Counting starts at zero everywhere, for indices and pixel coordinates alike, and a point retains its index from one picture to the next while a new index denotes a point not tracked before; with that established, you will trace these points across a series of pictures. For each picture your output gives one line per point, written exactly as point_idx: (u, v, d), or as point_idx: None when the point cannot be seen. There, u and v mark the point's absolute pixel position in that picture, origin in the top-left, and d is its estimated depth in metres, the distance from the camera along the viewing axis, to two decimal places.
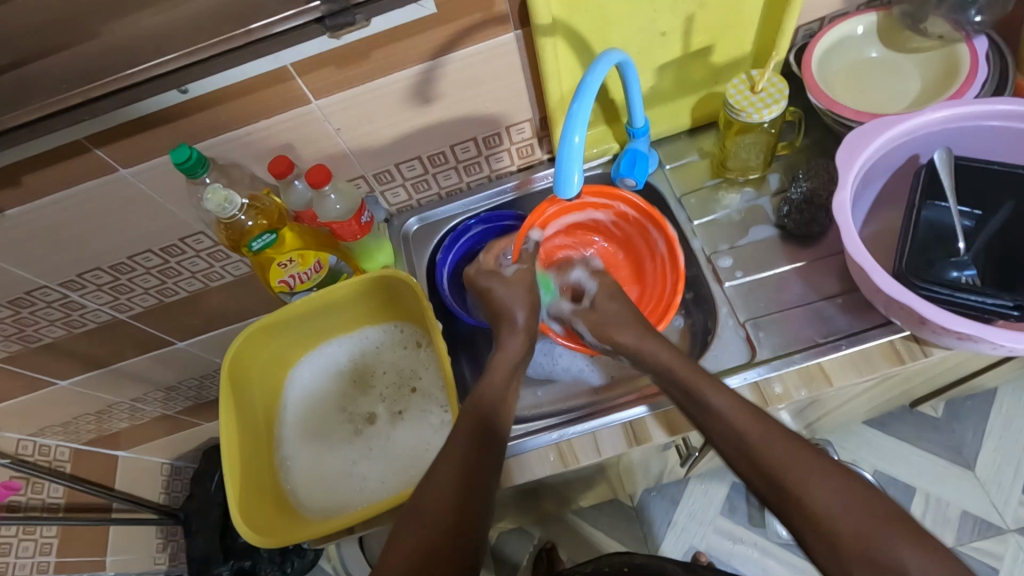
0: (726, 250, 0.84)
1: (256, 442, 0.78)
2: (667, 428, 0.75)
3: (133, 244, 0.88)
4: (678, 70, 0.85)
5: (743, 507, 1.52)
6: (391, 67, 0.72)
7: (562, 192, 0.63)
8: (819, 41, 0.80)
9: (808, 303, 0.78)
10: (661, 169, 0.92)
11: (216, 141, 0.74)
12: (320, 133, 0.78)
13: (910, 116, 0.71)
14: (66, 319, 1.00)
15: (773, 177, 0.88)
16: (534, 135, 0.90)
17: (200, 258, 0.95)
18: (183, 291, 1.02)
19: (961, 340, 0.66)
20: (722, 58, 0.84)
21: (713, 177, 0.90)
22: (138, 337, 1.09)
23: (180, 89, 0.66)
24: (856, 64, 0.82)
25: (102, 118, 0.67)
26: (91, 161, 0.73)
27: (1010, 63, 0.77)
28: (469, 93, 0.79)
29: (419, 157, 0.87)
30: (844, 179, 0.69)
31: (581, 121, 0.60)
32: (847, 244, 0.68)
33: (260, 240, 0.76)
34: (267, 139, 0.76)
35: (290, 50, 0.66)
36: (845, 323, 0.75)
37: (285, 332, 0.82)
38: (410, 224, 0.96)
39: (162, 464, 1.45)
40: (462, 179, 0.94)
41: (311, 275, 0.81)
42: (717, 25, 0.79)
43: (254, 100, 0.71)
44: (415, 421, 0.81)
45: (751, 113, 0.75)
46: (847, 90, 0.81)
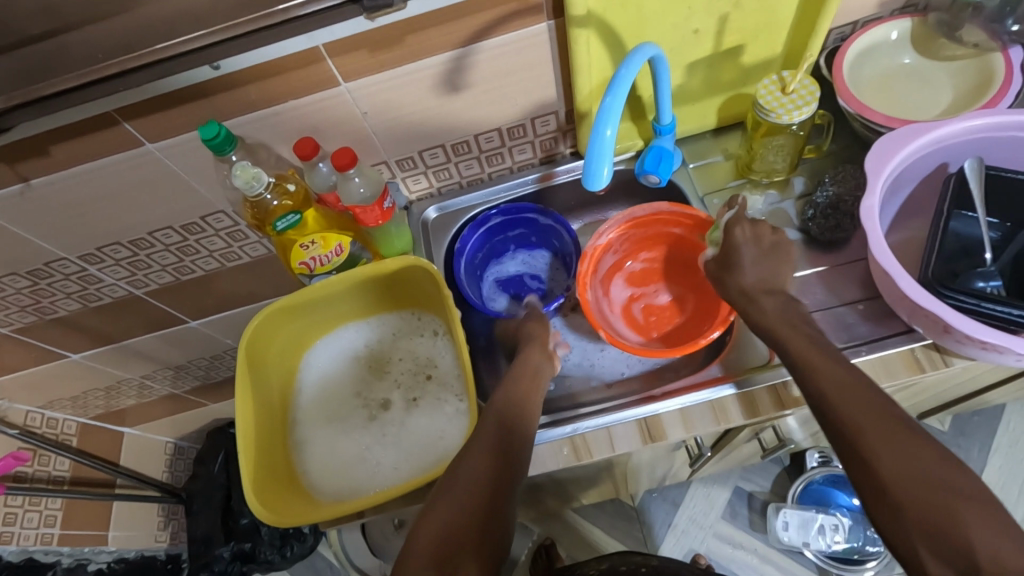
0: None
1: (271, 422, 0.78)
2: (682, 427, 0.74)
3: (154, 220, 0.88)
4: (708, 68, 0.84)
5: (744, 512, 1.52)
6: (422, 53, 0.72)
7: (589, 185, 0.63)
8: (852, 44, 0.79)
9: (829, 308, 0.78)
10: (685, 168, 0.92)
11: (245, 119, 0.74)
12: (346, 117, 0.78)
13: (941, 125, 0.71)
14: (82, 293, 1.00)
15: (797, 181, 0.87)
16: (559, 128, 0.90)
17: (219, 237, 0.95)
18: (199, 270, 1.02)
19: (984, 351, 0.65)
20: (752, 59, 0.84)
21: (737, 178, 0.90)
22: (153, 314, 1.10)
23: (211, 65, 0.66)
24: (887, 70, 0.82)
25: (135, 91, 0.67)
26: (118, 135, 0.73)
27: None
28: (499, 83, 0.79)
29: (442, 145, 0.87)
30: (873, 184, 0.69)
31: (614, 115, 0.60)
32: (873, 249, 0.68)
33: (285, 220, 0.76)
34: (294, 120, 0.76)
35: (323, 31, 0.66)
36: (865, 330, 0.75)
37: (303, 315, 0.83)
38: (430, 212, 0.96)
39: (166, 443, 1.46)
40: (484, 170, 0.94)
41: (330, 258, 0.80)
42: (750, 25, 0.79)
43: (284, 80, 0.71)
44: (430, 410, 0.81)
45: (781, 114, 0.75)
46: (878, 96, 0.80)
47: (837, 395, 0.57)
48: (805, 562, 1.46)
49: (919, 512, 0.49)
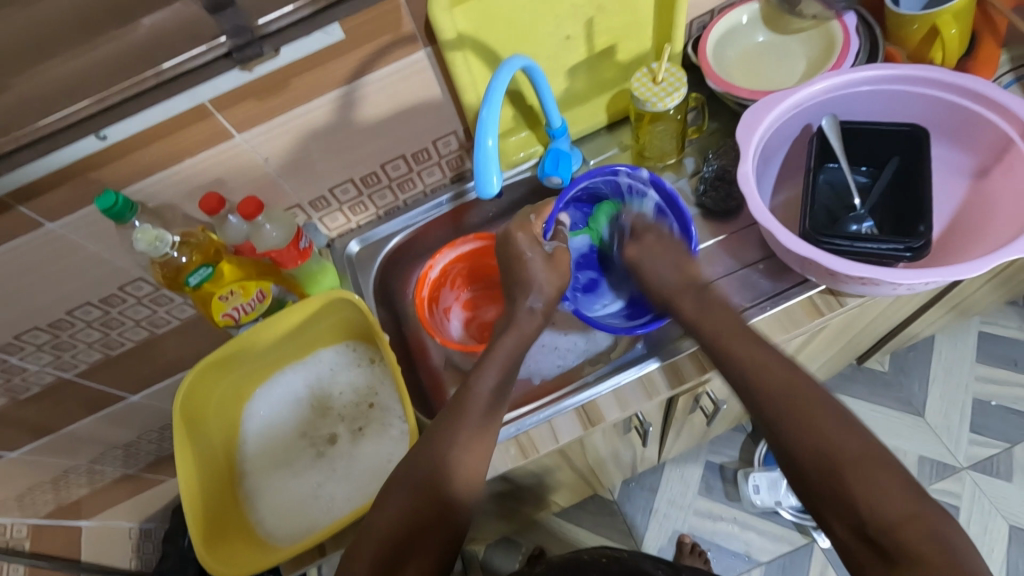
0: None
1: (216, 478, 0.77)
2: (617, 406, 0.78)
3: (71, 298, 0.87)
4: (588, 71, 0.90)
5: (718, 485, 1.57)
6: (311, 95, 0.74)
7: (483, 194, 0.65)
8: (711, 31, 0.86)
9: (734, 272, 0.83)
10: (586, 166, 0.97)
11: (144, 183, 0.75)
12: (248, 166, 0.79)
13: (796, 90, 0.77)
14: (8, 385, 0.97)
15: (688, 161, 0.93)
16: (461, 146, 0.93)
17: (143, 305, 0.94)
18: (129, 341, 1.00)
19: (865, 286, 0.71)
20: (626, 56, 0.90)
21: (634, 167, 0.95)
22: (88, 395, 1.07)
23: (98, 135, 0.67)
24: (746, 50, 0.89)
25: (23, 171, 0.67)
26: (15, 219, 0.72)
27: (879, 32, 0.83)
28: (392, 112, 0.82)
29: (351, 179, 0.89)
30: (745, 152, 0.75)
31: (492, 125, 0.64)
32: (755, 212, 0.73)
33: (196, 274, 0.77)
34: (196, 177, 0.77)
35: (206, 87, 0.67)
36: (768, 286, 0.80)
37: (235, 366, 0.82)
38: (352, 246, 0.98)
39: (129, 527, 1.39)
40: (398, 197, 0.97)
41: (254, 305, 0.82)
42: (616, 26, 0.85)
43: (176, 140, 0.72)
44: (377, 437, 0.81)
45: (655, 102, 0.80)
46: (742, 74, 0.88)
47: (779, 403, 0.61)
48: (783, 522, 1.51)
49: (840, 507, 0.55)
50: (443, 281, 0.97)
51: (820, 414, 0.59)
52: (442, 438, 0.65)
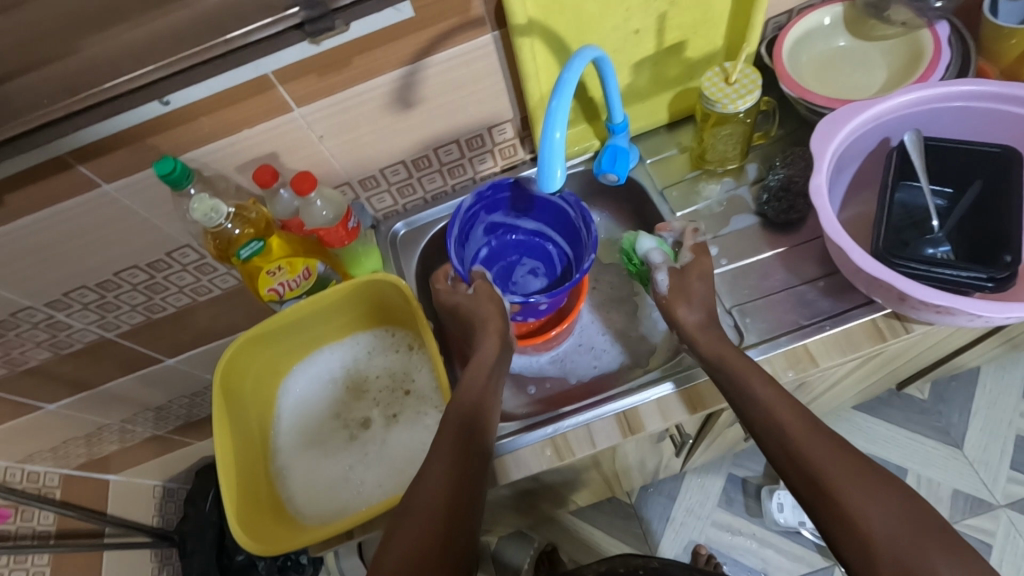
0: (709, 240, 0.86)
1: (250, 453, 0.77)
2: (659, 416, 0.75)
3: (119, 260, 0.88)
4: (654, 66, 0.87)
5: (739, 499, 1.54)
6: (370, 74, 0.73)
7: (544, 187, 0.64)
8: (788, 33, 0.82)
9: (791, 287, 0.80)
10: (642, 164, 0.94)
11: (201, 152, 0.74)
12: (303, 141, 0.78)
13: (879, 101, 0.73)
14: (53, 340, 0.99)
15: (750, 167, 0.89)
16: (516, 135, 0.91)
17: (187, 272, 0.95)
18: (170, 306, 1.01)
19: (939, 315, 0.67)
20: (695, 54, 0.87)
21: (693, 169, 0.92)
22: (128, 356, 1.09)
23: (161, 100, 0.67)
24: (824, 55, 0.85)
25: (86, 131, 0.67)
26: (75, 177, 0.72)
27: (972, 46, 0.78)
28: (451, 96, 0.80)
29: (402, 162, 0.88)
30: (818, 164, 0.71)
31: (561, 117, 0.62)
32: (824, 226, 0.69)
33: (248, 247, 0.77)
34: (251, 149, 0.77)
35: (270, 59, 0.66)
36: (827, 306, 0.77)
37: (275, 341, 0.82)
38: (397, 229, 0.97)
39: (154, 486, 1.44)
40: (447, 182, 0.96)
41: (299, 282, 0.81)
42: (688, 22, 0.81)
43: (235, 110, 0.71)
44: (411, 423, 0.80)
45: (726, 103, 0.77)
46: (818, 80, 0.83)
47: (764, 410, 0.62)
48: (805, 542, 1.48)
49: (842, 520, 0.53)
50: None
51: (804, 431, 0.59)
52: (470, 419, 0.65)
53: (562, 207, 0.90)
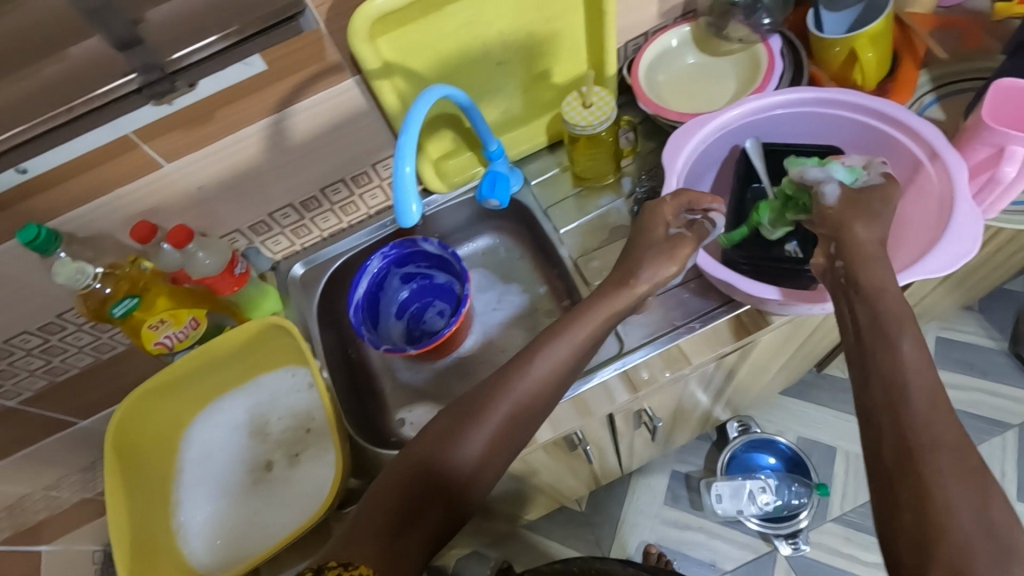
0: (592, 253, 0.91)
1: (148, 508, 0.77)
2: (549, 427, 0.77)
3: (8, 326, 0.87)
4: (524, 94, 0.91)
5: (684, 494, 1.59)
6: (239, 124, 0.75)
7: (404, 223, 0.66)
8: (643, 55, 0.88)
9: (666, 289, 0.83)
10: (527, 186, 0.98)
11: (72, 216, 0.74)
12: (181, 192, 0.80)
13: (717, 115, 0.79)
14: None
15: (626, 180, 0.94)
16: None
17: (85, 331, 0.94)
18: (73, 367, 1.00)
19: (786, 306, 0.72)
20: (561, 79, 0.92)
21: (576, 186, 0.97)
22: (36, 421, 1.06)
23: (17, 168, 0.66)
24: (678, 71, 0.91)
25: None
26: None
27: (803, 54, 0.85)
28: (326, 137, 0.83)
29: (291, 204, 0.91)
30: (668, 176, 0.76)
31: (410, 154, 0.65)
32: None
33: (121, 305, 0.75)
34: (128, 207, 0.78)
35: (126, 119, 0.68)
36: (699, 304, 0.82)
37: (171, 394, 0.83)
38: (296, 269, 0.98)
39: None
40: (342, 220, 0.98)
41: (187, 332, 0.82)
42: (547, 52, 0.87)
43: (101, 171, 0.72)
44: (313, 460, 0.82)
45: (585, 125, 0.82)
46: (674, 95, 0.89)
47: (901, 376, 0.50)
48: (747, 530, 1.52)
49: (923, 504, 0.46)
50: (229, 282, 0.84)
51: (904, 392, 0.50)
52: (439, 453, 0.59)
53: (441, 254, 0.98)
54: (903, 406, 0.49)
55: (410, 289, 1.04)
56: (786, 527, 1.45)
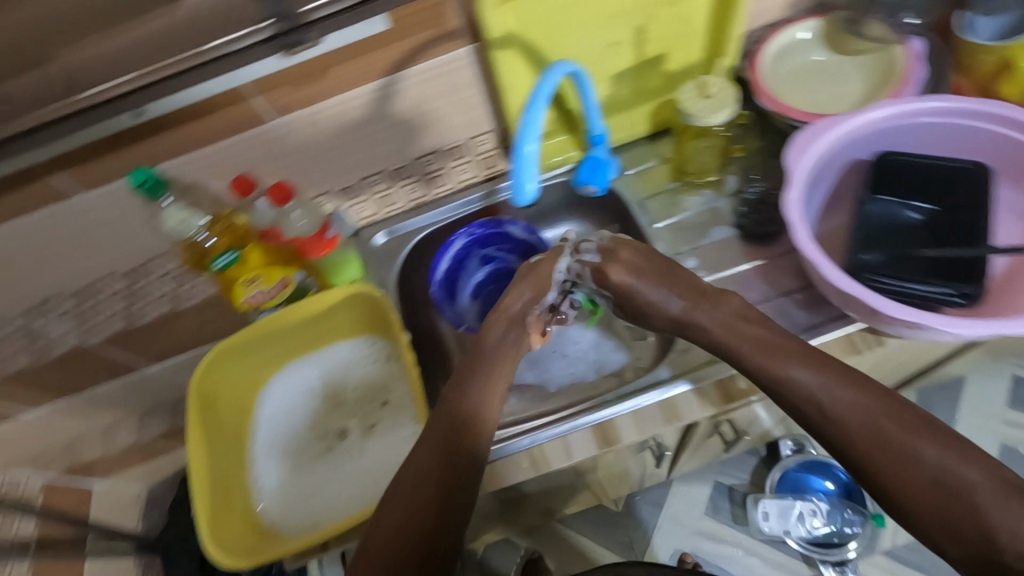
0: (689, 251, 0.86)
1: (226, 462, 0.77)
2: (635, 428, 0.75)
3: (96, 268, 0.87)
4: (634, 78, 0.87)
5: (726, 506, 1.55)
6: (349, 85, 0.73)
7: (518, 200, 0.65)
8: (768, 44, 0.84)
9: (768, 300, 0.80)
10: (622, 176, 0.95)
11: (175, 162, 0.74)
12: (280, 150, 0.78)
13: (854, 116, 0.73)
14: (32, 347, 0.98)
15: (729, 178, 0.89)
16: (496, 145, 0.92)
17: (165, 281, 0.94)
18: (151, 314, 1.01)
19: (911, 329, 0.67)
20: (675, 66, 0.87)
21: (673, 180, 0.93)
22: (107, 364, 1.08)
23: (135, 111, 0.66)
24: (802, 68, 0.85)
25: (58, 143, 0.66)
26: (48, 188, 0.72)
27: (945, 61, 0.80)
28: (431, 107, 0.81)
29: (382, 171, 0.89)
30: (792, 178, 0.71)
31: (534, 130, 0.62)
32: (797, 239, 0.68)
33: (223, 257, 0.77)
34: (227, 160, 0.77)
35: (246, 70, 0.67)
36: (803, 318, 0.77)
37: (251, 352, 0.82)
38: (378, 237, 0.97)
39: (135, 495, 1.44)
40: (428, 192, 0.96)
41: (275, 293, 0.80)
42: (668, 36, 0.82)
43: (211, 121, 0.71)
44: (388, 434, 0.81)
45: (703, 116, 0.77)
46: (796, 93, 0.84)
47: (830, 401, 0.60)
48: (789, 551, 1.49)
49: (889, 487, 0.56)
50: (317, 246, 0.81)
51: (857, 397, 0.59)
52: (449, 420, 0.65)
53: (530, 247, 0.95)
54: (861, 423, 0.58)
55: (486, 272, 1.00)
56: (835, 554, 1.41)
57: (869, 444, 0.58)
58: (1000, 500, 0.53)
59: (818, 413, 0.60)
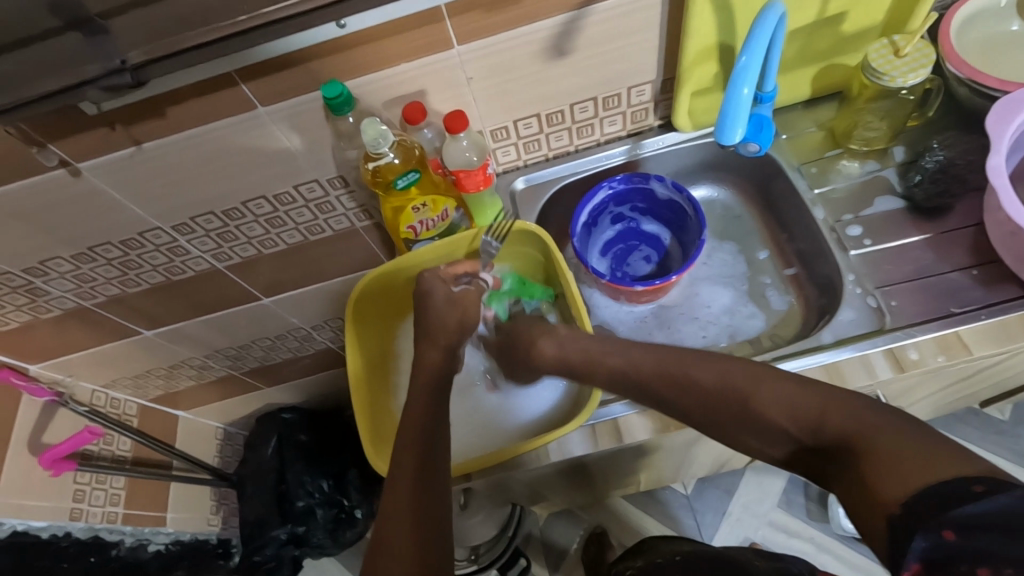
0: (852, 219, 0.84)
1: (375, 385, 0.83)
2: None
3: (249, 189, 0.89)
4: (807, 37, 0.84)
5: (800, 501, 1.52)
6: (536, 16, 0.73)
7: (720, 141, 0.64)
8: (959, 10, 0.79)
9: (939, 274, 0.77)
10: (778, 139, 0.91)
11: (358, 82, 0.75)
12: (453, 81, 0.78)
13: None
14: (168, 265, 1.01)
15: (897, 149, 0.87)
16: (652, 99, 0.90)
17: (307, 209, 0.96)
18: (282, 243, 1.02)
19: None
20: (851, 28, 0.83)
21: (833, 147, 0.90)
22: (229, 290, 1.10)
23: (338, 22, 0.67)
24: (997, 36, 0.81)
25: (264, 48, 0.67)
26: (234, 97, 0.74)
27: None
28: (605, 49, 0.80)
29: (537, 114, 0.87)
30: (998, 144, 0.68)
31: (750, 74, 0.61)
32: (1005, 205, 0.66)
33: (405, 177, 0.76)
34: (404, 86, 0.77)
35: None
36: (979, 295, 0.74)
37: (401, 283, 0.87)
38: (517, 184, 0.96)
39: (215, 428, 1.49)
40: (572, 142, 0.94)
41: (437, 223, 0.82)
42: None
43: (401, 41, 0.71)
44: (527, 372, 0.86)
45: (895, 77, 0.74)
46: (988, 61, 0.79)
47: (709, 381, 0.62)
48: (865, 552, 1.45)
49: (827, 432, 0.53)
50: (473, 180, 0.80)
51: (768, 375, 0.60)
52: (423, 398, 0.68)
53: (676, 207, 0.95)
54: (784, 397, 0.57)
55: (615, 230, 1.01)
56: None
57: (790, 397, 0.56)
58: (829, 414, 0.52)
59: (732, 390, 0.60)
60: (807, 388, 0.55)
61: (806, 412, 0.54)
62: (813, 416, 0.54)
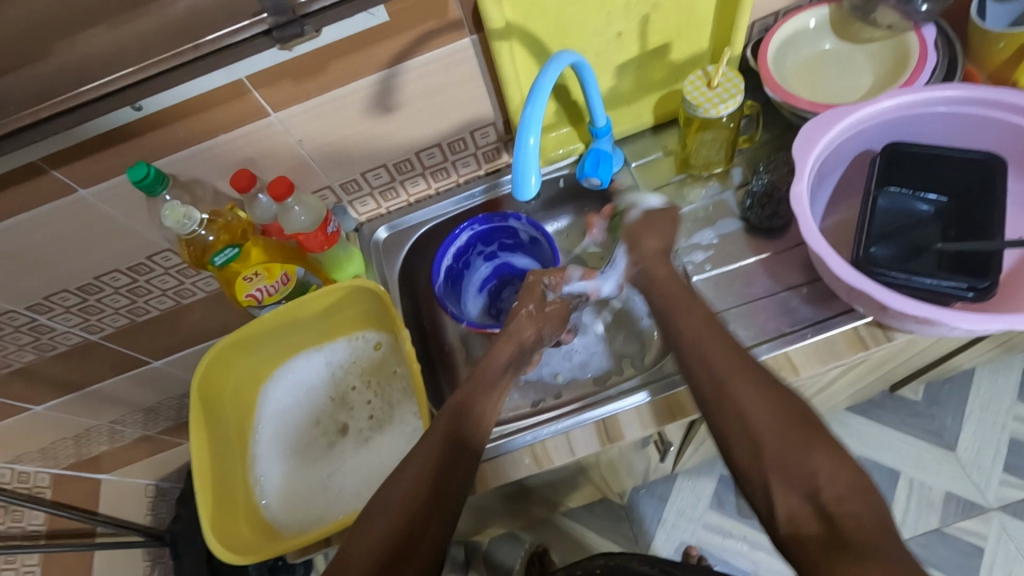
0: (693, 245, 0.85)
1: (228, 460, 0.77)
2: (638, 425, 0.75)
3: (100, 264, 0.87)
4: (638, 69, 0.85)
5: (731, 500, 1.47)
6: (348, 77, 0.72)
7: (519, 195, 0.64)
8: (774, 34, 0.81)
9: (775, 294, 0.79)
10: (626, 168, 0.93)
11: (179, 157, 0.74)
12: (282, 145, 0.78)
13: (861, 107, 0.72)
14: (35, 343, 0.97)
15: (735, 171, 0.89)
16: (499, 138, 0.90)
17: (170, 276, 0.94)
18: (154, 309, 1.00)
19: (919, 324, 0.66)
20: (680, 56, 0.85)
21: (678, 173, 0.91)
22: (112, 359, 1.07)
23: (133, 106, 0.66)
24: (811, 58, 0.83)
25: (59, 137, 0.66)
26: (49, 183, 0.72)
27: (958, 50, 0.78)
28: (431, 99, 0.80)
29: (384, 165, 0.87)
30: (800, 170, 0.69)
31: (535, 124, 0.61)
32: (806, 235, 0.67)
33: (222, 254, 0.75)
34: (227, 154, 0.76)
35: (244, 63, 0.66)
36: (811, 313, 0.76)
37: (256, 349, 0.82)
38: (380, 233, 0.96)
39: (145, 485, 1.37)
40: (430, 185, 0.95)
41: (277, 288, 0.81)
42: (672, 25, 0.80)
43: (211, 114, 0.71)
44: (395, 434, 0.81)
45: (708, 108, 0.76)
46: (805, 85, 0.82)
47: (702, 361, 0.62)
48: None
49: (796, 471, 0.52)
50: (312, 238, 0.81)
51: (749, 381, 0.58)
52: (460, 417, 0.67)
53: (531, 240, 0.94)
54: (762, 421, 0.55)
55: (489, 266, 1.00)
56: None
57: (779, 433, 0.54)
58: (818, 451, 0.52)
59: (733, 404, 0.57)
60: (849, 466, 0.51)
61: (838, 492, 0.49)
62: (843, 491, 0.50)
